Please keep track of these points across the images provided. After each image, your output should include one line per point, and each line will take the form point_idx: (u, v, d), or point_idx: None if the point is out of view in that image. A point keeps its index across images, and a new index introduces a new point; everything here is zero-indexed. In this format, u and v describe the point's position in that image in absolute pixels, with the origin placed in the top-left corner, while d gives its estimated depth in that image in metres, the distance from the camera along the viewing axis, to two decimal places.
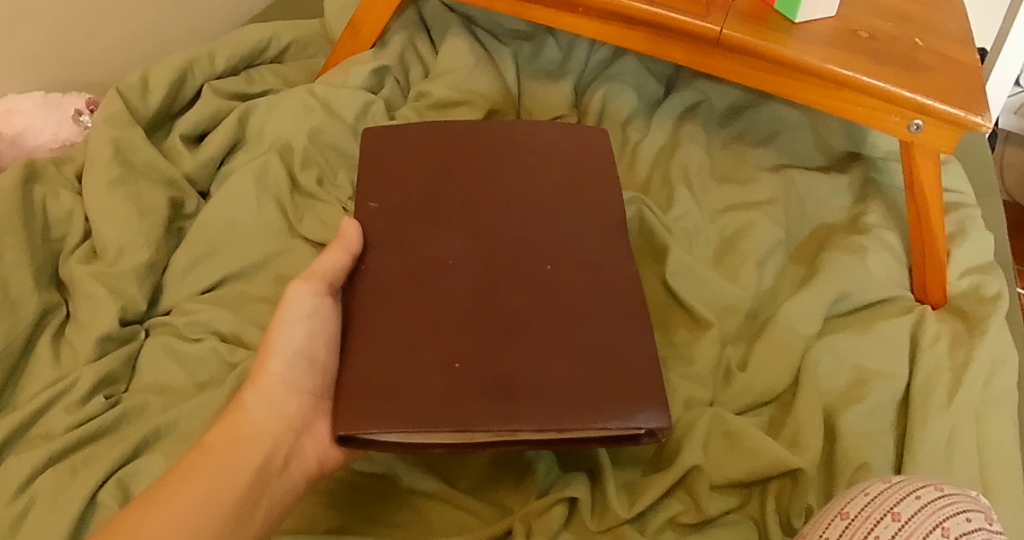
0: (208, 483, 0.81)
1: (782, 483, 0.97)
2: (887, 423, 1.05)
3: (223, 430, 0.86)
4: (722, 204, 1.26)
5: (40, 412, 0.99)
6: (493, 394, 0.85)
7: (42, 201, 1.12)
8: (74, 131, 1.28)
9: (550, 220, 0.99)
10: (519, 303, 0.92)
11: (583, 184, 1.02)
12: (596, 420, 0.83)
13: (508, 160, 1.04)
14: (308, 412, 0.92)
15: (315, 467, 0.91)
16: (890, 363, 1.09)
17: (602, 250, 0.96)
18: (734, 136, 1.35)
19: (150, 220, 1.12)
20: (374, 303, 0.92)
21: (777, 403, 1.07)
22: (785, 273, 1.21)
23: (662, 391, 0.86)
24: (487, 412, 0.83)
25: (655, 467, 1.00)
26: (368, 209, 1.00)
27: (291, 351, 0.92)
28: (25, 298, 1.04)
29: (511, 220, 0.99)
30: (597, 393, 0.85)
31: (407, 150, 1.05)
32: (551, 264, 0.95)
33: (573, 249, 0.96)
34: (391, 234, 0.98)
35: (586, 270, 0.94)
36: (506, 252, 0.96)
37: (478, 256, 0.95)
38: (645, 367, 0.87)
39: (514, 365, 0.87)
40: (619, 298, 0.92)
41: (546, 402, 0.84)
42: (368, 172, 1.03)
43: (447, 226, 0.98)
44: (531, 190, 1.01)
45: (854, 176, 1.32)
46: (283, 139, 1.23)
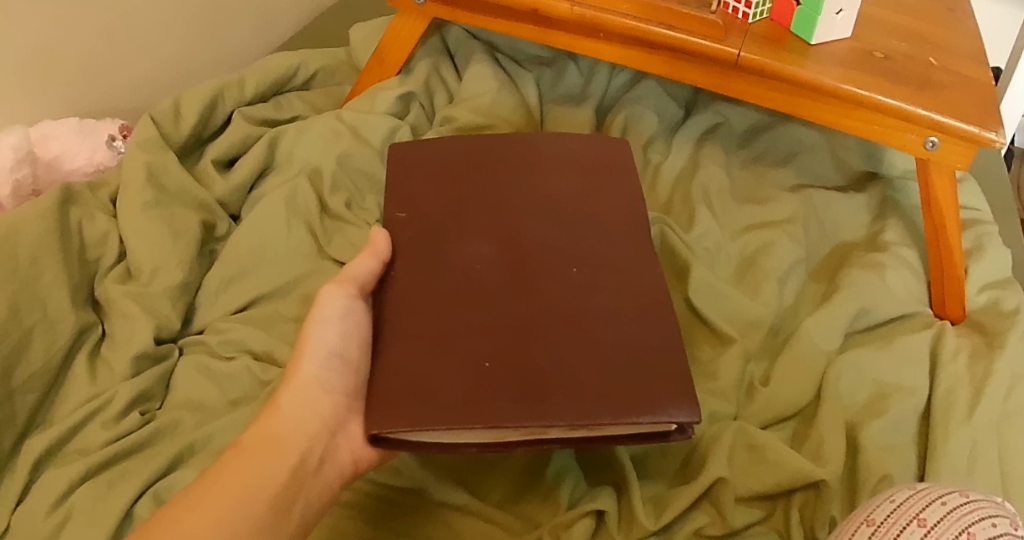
0: (246, 480, 0.86)
1: (806, 495, 0.98)
2: (908, 436, 1.07)
3: (258, 430, 0.91)
4: (743, 222, 1.27)
5: (78, 428, 1.01)
6: (524, 392, 0.87)
7: (78, 223, 1.15)
8: (108, 156, 1.32)
9: (575, 225, 1.01)
10: (546, 304, 0.94)
11: (606, 190, 1.04)
12: (625, 415, 0.85)
13: (533, 170, 1.06)
14: (342, 413, 0.95)
15: (349, 467, 0.94)
16: (911, 377, 1.11)
17: (626, 252, 0.98)
18: (753, 157, 1.37)
19: (183, 242, 1.14)
20: (403, 306, 0.95)
21: (800, 417, 1.09)
22: (806, 290, 1.22)
23: (691, 388, 0.87)
24: (519, 409, 0.85)
25: (682, 480, 1.01)
26: (397, 220, 1.02)
27: (326, 351, 0.95)
28: (62, 316, 1.07)
29: (537, 226, 1.01)
30: (627, 389, 0.87)
31: (433, 162, 1.07)
32: (577, 268, 0.97)
33: (598, 253, 0.98)
34: (419, 242, 1.00)
35: (611, 273, 0.96)
36: (532, 255, 0.98)
37: (506, 260, 0.98)
38: (673, 363, 0.89)
39: (544, 365, 0.89)
40: (645, 298, 0.94)
41: (576, 399, 0.86)
42: (396, 186, 1.06)
43: (474, 234, 1.00)
44: (555, 197, 1.03)
45: (872, 195, 1.33)
46: (313, 163, 1.26)
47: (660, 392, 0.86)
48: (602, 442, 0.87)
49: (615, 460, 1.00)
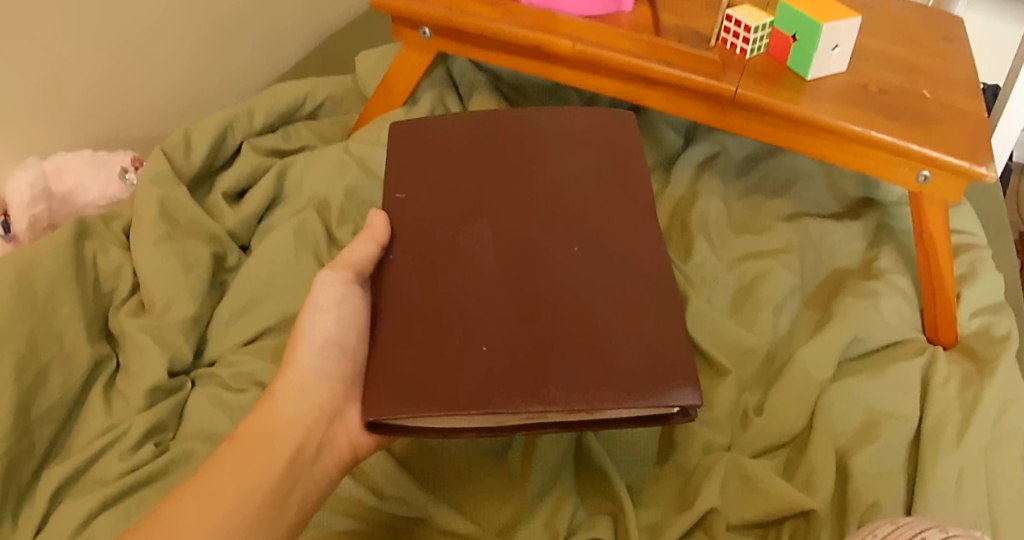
0: (243, 473, 0.90)
1: (796, 523, 1.00)
2: (898, 462, 1.10)
3: (258, 420, 0.95)
4: (738, 251, 1.30)
5: (95, 458, 1.05)
6: (522, 377, 0.90)
7: (93, 257, 1.19)
8: (120, 189, 1.37)
9: (574, 208, 1.03)
10: (545, 285, 0.97)
11: (606, 172, 1.06)
12: (622, 401, 0.88)
13: (533, 151, 1.08)
14: (340, 400, 0.99)
15: (348, 452, 0.98)
16: (902, 405, 1.14)
17: (625, 234, 1.01)
18: (751, 185, 1.40)
19: (195, 275, 1.18)
20: (404, 289, 0.98)
21: (795, 444, 1.12)
22: (801, 318, 1.25)
23: (687, 370, 0.90)
24: (517, 394, 0.89)
25: (678, 510, 1.04)
26: (397, 203, 1.05)
27: (324, 340, 0.99)
28: (78, 350, 1.11)
29: (537, 209, 1.03)
30: (623, 374, 0.90)
31: (433, 144, 1.10)
32: (576, 250, 0.99)
33: (597, 235, 1.01)
34: (420, 225, 1.03)
35: (611, 254, 0.99)
36: (531, 239, 1.01)
37: (505, 243, 1.00)
38: (670, 348, 0.92)
39: (542, 349, 0.92)
40: (642, 281, 0.97)
41: (573, 384, 0.89)
42: (398, 168, 1.09)
43: (475, 217, 1.03)
44: (556, 179, 1.06)
45: (868, 222, 1.37)
46: (320, 195, 1.30)
47: (656, 377, 0.89)
48: (599, 425, 0.91)
49: (609, 488, 1.04)
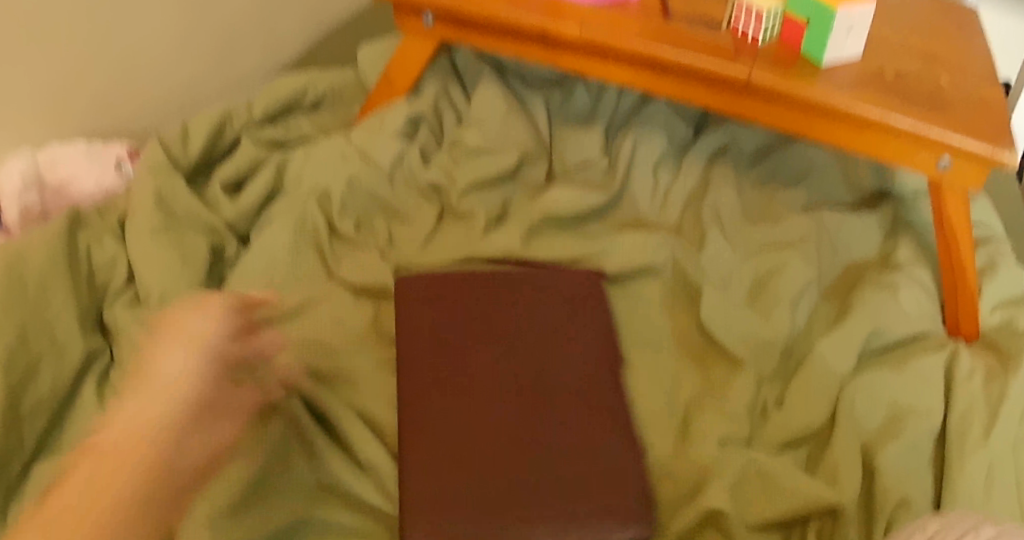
0: (121, 459, 0.90)
1: (823, 523, 0.95)
2: (923, 461, 1.05)
3: (119, 419, 0.92)
4: (758, 241, 1.25)
5: (89, 454, 1.00)
6: (508, 509, 0.94)
7: (87, 248, 1.15)
8: (117, 181, 1.31)
9: (556, 352, 1.07)
10: (534, 431, 1.00)
11: (588, 320, 1.11)
12: (611, 520, 0.94)
13: (524, 305, 1.11)
14: (203, 401, 0.96)
15: (223, 449, 0.96)
16: (926, 399, 1.09)
17: (595, 380, 1.05)
18: (764, 177, 1.35)
19: (192, 265, 1.14)
20: (416, 352, 1.06)
21: (814, 442, 1.07)
22: (819, 311, 1.19)
23: (646, 505, 0.96)
24: (504, 519, 0.93)
25: (694, 502, 0.99)
26: (406, 347, 1.07)
27: (190, 340, 0.99)
28: (70, 343, 1.07)
29: (524, 359, 1.06)
30: (593, 513, 0.94)
31: (431, 289, 1.12)
32: (559, 402, 1.02)
33: (574, 383, 1.04)
34: (425, 373, 1.04)
35: (588, 405, 1.03)
36: (525, 358, 1.06)
37: (500, 346, 1.07)
38: (649, 481, 0.98)
39: (526, 495, 0.95)
40: (627, 406, 1.04)
41: (551, 517, 0.93)
42: (401, 310, 1.10)
43: (472, 367, 1.05)
44: (543, 324, 1.09)
45: (885, 214, 1.31)
46: (322, 186, 1.24)
47: (620, 508, 0.95)
48: None
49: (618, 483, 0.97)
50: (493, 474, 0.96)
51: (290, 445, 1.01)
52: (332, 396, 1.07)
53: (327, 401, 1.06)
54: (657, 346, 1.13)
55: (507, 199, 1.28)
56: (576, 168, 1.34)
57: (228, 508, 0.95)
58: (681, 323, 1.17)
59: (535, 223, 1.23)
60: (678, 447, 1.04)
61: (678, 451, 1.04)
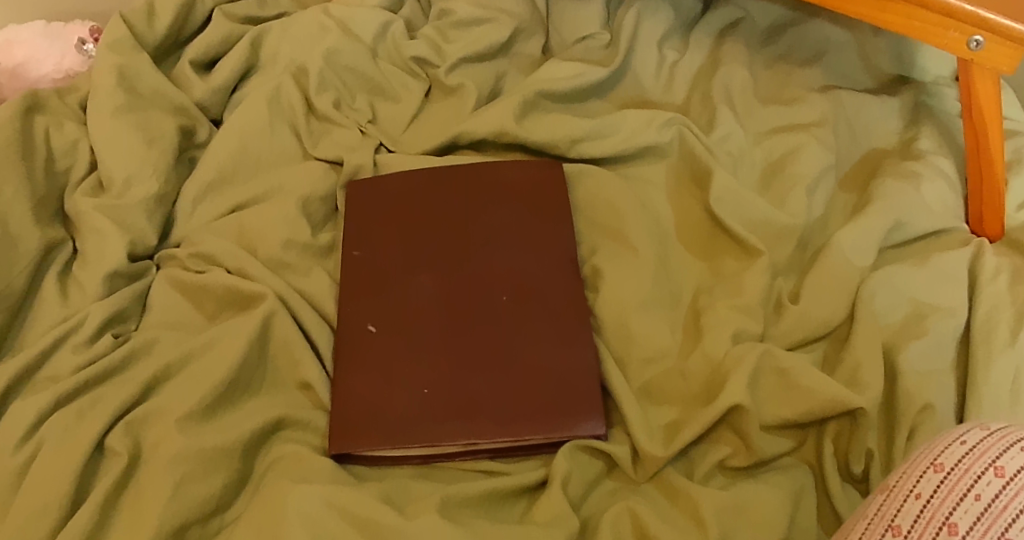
0: None
1: (841, 425, 0.88)
2: (948, 362, 0.94)
3: None
4: (768, 125, 1.13)
5: (50, 351, 0.92)
6: (450, 413, 0.86)
7: (45, 132, 1.05)
8: (78, 61, 1.19)
9: (505, 244, 0.98)
10: (477, 333, 0.92)
11: (543, 202, 1.01)
12: (554, 430, 0.85)
13: (471, 198, 1.01)
14: None
15: None
16: (950, 296, 0.98)
17: (549, 267, 0.96)
18: (778, 55, 1.19)
19: (159, 148, 1.05)
20: (357, 268, 0.97)
21: (832, 338, 0.97)
22: (836, 201, 1.08)
23: (598, 399, 0.87)
24: (447, 427, 0.86)
25: (702, 403, 0.90)
26: (352, 257, 0.98)
27: None
28: (25, 235, 0.97)
29: (473, 257, 0.97)
30: (545, 412, 0.86)
31: (379, 193, 1.03)
32: (507, 295, 0.94)
33: (523, 272, 0.95)
34: (363, 283, 0.96)
35: (538, 294, 0.94)
36: (466, 262, 0.97)
37: (442, 251, 0.98)
38: (586, 382, 0.88)
39: (465, 397, 0.87)
40: (567, 301, 0.93)
41: (498, 420, 0.86)
42: (352, 215, 1.01)
43: (415, 270, 0.96)
44: (492, 217, 1.00)
45: (904, 99, 1.16)
46: (298, 62, 1.15)
47: (575, 408, 0.86)
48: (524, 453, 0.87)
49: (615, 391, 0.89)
50: (427, 384, 0.88)
51: (271, 342, 0.92)
52: (306, 288, 0.97)
53: (291, 300, 0.95)
54: (664, 233, 1.03)
55: (499, 73, 1.17)
56: (577, 44, 1.19)
57: (200, 409, 0.87)
58: (685, 207, 1.05)
59: (529, 98, 1.09)
60: (689, 342, 0.94)
61: (685, 348, 0.94)
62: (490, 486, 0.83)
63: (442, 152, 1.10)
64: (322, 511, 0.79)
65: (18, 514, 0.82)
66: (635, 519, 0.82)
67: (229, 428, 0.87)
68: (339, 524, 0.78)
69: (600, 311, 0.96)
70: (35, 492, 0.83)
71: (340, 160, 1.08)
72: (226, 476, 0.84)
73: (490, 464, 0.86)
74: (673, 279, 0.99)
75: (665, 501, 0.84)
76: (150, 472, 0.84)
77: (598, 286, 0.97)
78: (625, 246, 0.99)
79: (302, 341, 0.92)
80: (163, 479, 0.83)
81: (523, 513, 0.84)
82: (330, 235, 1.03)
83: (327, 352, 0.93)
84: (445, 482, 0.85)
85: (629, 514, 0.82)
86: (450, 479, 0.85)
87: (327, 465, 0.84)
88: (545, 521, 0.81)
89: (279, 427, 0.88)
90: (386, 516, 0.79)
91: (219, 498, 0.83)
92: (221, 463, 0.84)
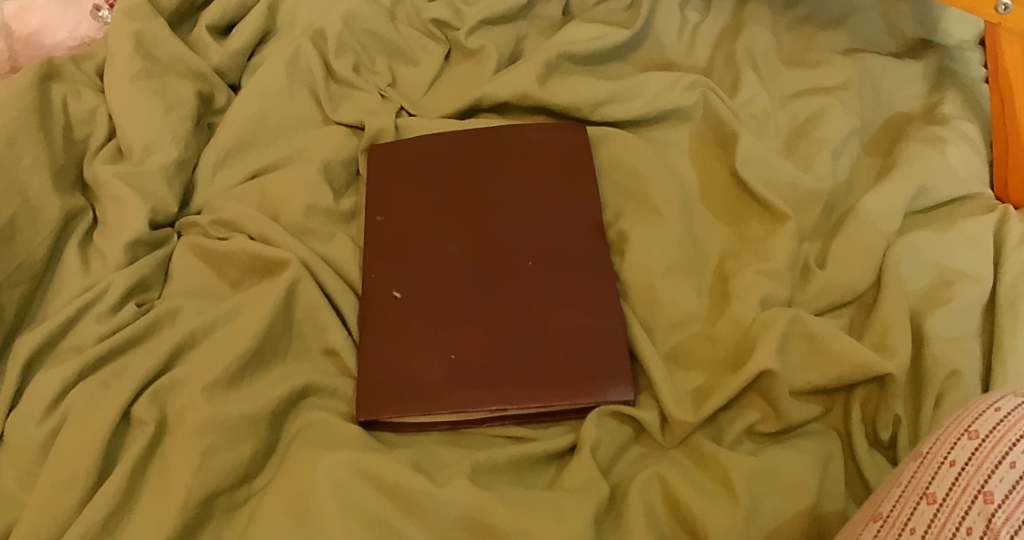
0: None
1: (868, 391, 0.87)
2: (973, 328, 0.92)
3: None
4: (792, 88, 1.12)
5: (72, 322, 0.92)
6: (479, 378, 0.86)
7: (63, 99, 1.03)
8: (93, 27, 1.16)
9: (531, 208, 0.97)
10: (503, 297, 0.91)
11: (567, 167, 0.99)
12: (582, 394, 0.85)
13: (497, 162, 1.00)
14: None
15: None
16: (976, 263, 0.95)
17: (578, 232, 0.95)
18: (801, 17, 1.17)
19: (178, 115, 1.04)
20: (380, 234, 0.96)
21: (859, 303, 0.95)
22: (860, 165, 1.06)
23: (625, 363, 0.87)
24: (476, 392, 0.85)
25: (730, 368, 0.89)
26: (375, 224, 0.97)
27: None
28: (45, 204, 0.96)
29: (499, 222, 0.96)
30: (573, 377, 0.86)
31: (404, 158, 1.01)
32: (533, 260, 0.93)
33: (550, 238, 0.95)
34: (388, 248, 0.95)
35: (565, 259, 0.93)
36: (489, 228, 0.96)
37: (467, 217, 0.97)
38: (612, 347, 0.87)
39: (494, 361, 0.87)
40: (594, 268, 0.92)
41: (526, 385, 0.85)
42: (377, 181, 1.00)
43: (440, 234, 0.96)
44: (517, 182, 0.99)
45: (928, 63, 1.13)
46: (317, 25, 1.13)
47: (602, 372, 0.86)
48: (552, 418, 0.86)
49: (642, 357, 0.88)
50: (454, 349, 0.88)
51: (296, 308, 0.92)
52: (330, 254, 0.97)
53: (316, 266, 0.94)
54: (688, 197, 1.02)
55: (520, 35, 1.15)
56: (598, 5, 1.18)
57: (226, 377, 0.87)
58: (710, 171, 1.04)
59: (552, 60, 1.08)
60: (715, 307, 0.94)
61: (713, 313, 0.93)
62: (519, 453, 0.83)
63: (464, 115, 1.09)
64: (351, 478, 0.79)
65: (45, 484, 0.82)
66: (664, 485, 0.82)
67: (256, 396, 0.86)
68: (369, 492, 0.78)
69: (627, 275, 0.95)
70: (63, 461, 0.83)
71: (361, 124, 1.07)
72: (254, 444, 0.84)
73: (517, 431, 0.86)
74: (698, 243, 0.98)
75: (694, 466, 0.84)
76: (177, 440, 0.84)
77: (624, 250, 0.97)
78: (650, 210, 0.99)
79: (327, 306, 0.92)
80: (191, 448, 0.83)
81: (552, 479, 0.83)
82: (353, 200, 1.02)
83: (352, 318, 0.92)
84: (473, 448, 0.85)
85: (658, 479, 0.82)
86: (478, 446, 0.85)
87: (354, 432, 0.84)
88: (575, 487, 0.81)
89: (305, 395, 0.88)
90: (416, 483, 0.78)
91: (247, 467, 0.83)
92: (248, 431, 0.84)
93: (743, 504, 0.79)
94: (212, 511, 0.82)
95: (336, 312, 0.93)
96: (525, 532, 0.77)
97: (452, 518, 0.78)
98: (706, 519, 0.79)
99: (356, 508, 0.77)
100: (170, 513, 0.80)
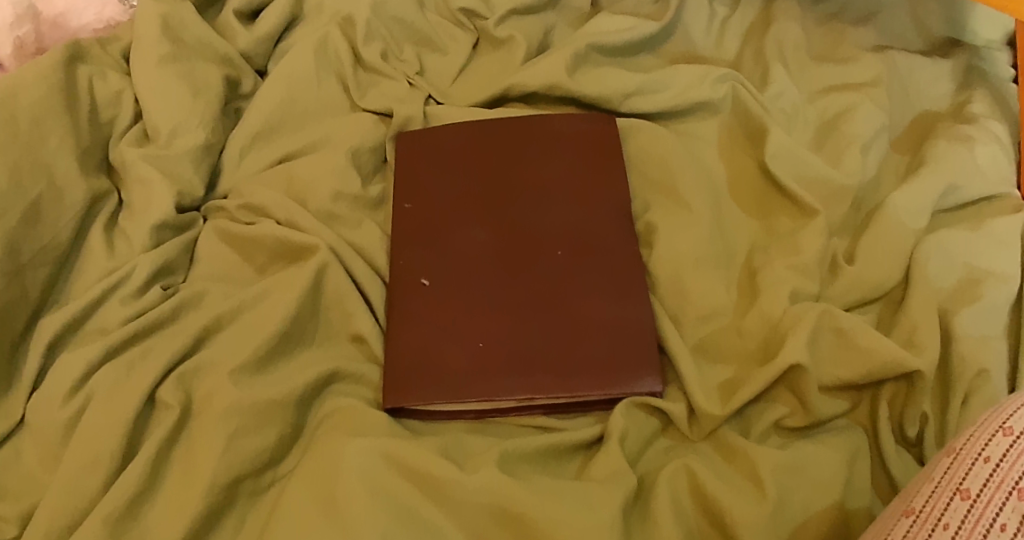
0: None
1: (897, 387, 0.87)
2: (1001, 327, 0.90)
3: None
4: (822, 83, 1.11)
5: (96, 305, 0.91)
6: (508, 367, 0.86)
7: (89, 81, 1.02)
8: (119, 10, 1.15)
9: (560, 199, 0.96)
10: (532, 286, 0.91)
11: (596, 158, 0.99)
12: (611, 385, 0.85)
13: (526, 152, 1.00)
14: None
15: None
16: (1004, 262, 0.94)
17: (607, 223, 0.94)
18: (831, 13, 1.16)
19: (204, 99, 1.03)
20: (408, 221, 0.96)
21: (887, 301, 0.94)
22: (888, 160, 1.05)
23: (654, 354, 0.86)
24: (505, 381, 0.85)
25: (759, 362, 0.89)
26: (403, 211, 0.97)
27: None
28: (72, 185, 0.96)
29: (528, 211, 0.96)
30: (602, 367, 0.85)
31: (434, 146, 1.01)
32: (562, 249, 0.93)
33: (579, 229, 0.94)
34: (416, 235, 0.95)
35: (594, 249, 0.93)
36: (518, 217, 0.95)
37: (496, 206, 0.96)
38: (641, 338, 0.87)
39: (523, 349, 0.87)
40: (623, 258, 0.92)
41: (555, 375, 0.85)
42: (405, 169, 1.00)
43: (469, 223, 0.95)
44: (547, 171, 0.98)
45: (956, 62, 1.12)
46: (344, 11, 1.13)
47: (631, 363, 0.86)
48: (580, 408, 0.86)
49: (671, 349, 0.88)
50: (482, 336, 0.88)
51: (323, 294, 0.92)
52: (357, 240, 0.97)
53: (344, 253, 0.94)
54: (716, 190, 1.01)
55: (548, 26, 1.15)
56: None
57: (253, 362, 0.86)
58: (738, 165, 1.03)
59: (580, 50, 1.08)
60: (743, 301, 0.93)
61: (741, 307, 0.93)
62: (547, 443, 0.82)
63: (492, 104, 1.09)
64: (380, 465, 0.78)
65: (69, 465, 0.82)
66: (691, 477, 0.81)
67: (282, 382, 0.86)
68: (397, 480, 0.78)
69: (654, 267, 0.95)
70: (87, 443, 0.83)
71: (388, 112, 1.07)
72: (279, 429, 0.84)
73: (545, 420, 0.85)
74: (726, 236, 0.97)
75: (721, 460, 0.83)
76: (203, 423, 0.84)
77: (652, 242, 0.96)
78: (679, 203, 0.98)
79: (355, 293, 0.92)
80: (216, 431, 0.82)
81: (579, 469, 0.83)
82: (381, 187, 1.02)
83: (379, 305, 0.92)
84: (501, 437, 0.84)
85: (686, 472, 0.81)
86: (506, 434, 0.85)
87: (382, 418, 0.84)
88: (603, 477, 0.80)
89: (332, 381, 0.88)
90: (445, 471, 0.78)
91: (274, 451, 0.83)
92: (273, 416, 0.84)
93: (771, 498, 0.79)
94: (237, 495, 0.81)
95: (364, 298, 0.93)
96: (553, 521, 0.76)
97: (481, 506, 0.77)
98: (732, 512, 0.78)
99: (384, 494, 0.77)
100: (195, 497, 0.79)
